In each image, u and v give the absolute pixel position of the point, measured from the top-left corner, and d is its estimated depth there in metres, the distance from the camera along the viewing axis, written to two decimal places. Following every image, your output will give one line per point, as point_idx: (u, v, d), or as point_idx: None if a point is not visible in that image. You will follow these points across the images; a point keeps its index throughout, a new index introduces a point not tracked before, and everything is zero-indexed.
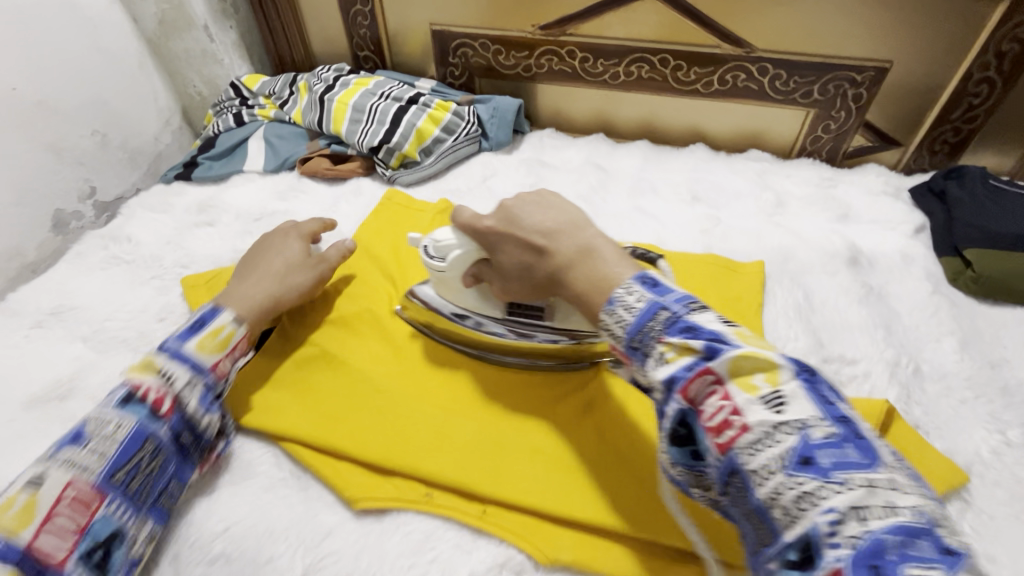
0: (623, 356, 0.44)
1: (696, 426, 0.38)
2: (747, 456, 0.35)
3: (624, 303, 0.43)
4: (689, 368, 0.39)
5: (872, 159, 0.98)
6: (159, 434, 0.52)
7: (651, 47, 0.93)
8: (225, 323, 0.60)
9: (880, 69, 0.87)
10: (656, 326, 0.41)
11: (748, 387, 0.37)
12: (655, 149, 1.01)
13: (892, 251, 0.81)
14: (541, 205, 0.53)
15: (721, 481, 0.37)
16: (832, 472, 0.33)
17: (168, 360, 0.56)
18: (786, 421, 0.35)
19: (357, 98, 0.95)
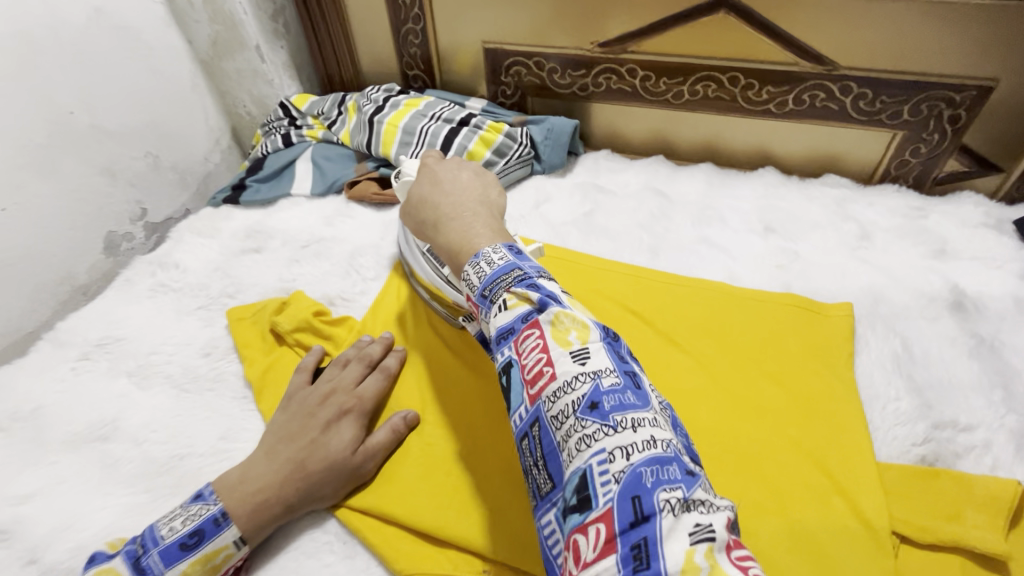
0: (474, 305, 0.49)
1: (515, 376, 0.43)
2: (550, 403, 0.40)
3: (484, 260, 0.49)
4: (522, 318, 0.44)
5: (967, 185, 0.88)
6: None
7: (720, 65, 0.86)
8: (225, 544, 0.48)
9: (984, 88, 0.78)
10: (507, 280, 0.47)
11: (563, 341, 0.42)
12: (720, 173, 0.94)
13: (1002, 294, 0.71)
14: (456, 181, 0.61)
15: (526, 430, 0.42)
16: (610, 415, 0.38)
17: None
18: (585, 371, 0.40)
19: (407, 120, 0.91)
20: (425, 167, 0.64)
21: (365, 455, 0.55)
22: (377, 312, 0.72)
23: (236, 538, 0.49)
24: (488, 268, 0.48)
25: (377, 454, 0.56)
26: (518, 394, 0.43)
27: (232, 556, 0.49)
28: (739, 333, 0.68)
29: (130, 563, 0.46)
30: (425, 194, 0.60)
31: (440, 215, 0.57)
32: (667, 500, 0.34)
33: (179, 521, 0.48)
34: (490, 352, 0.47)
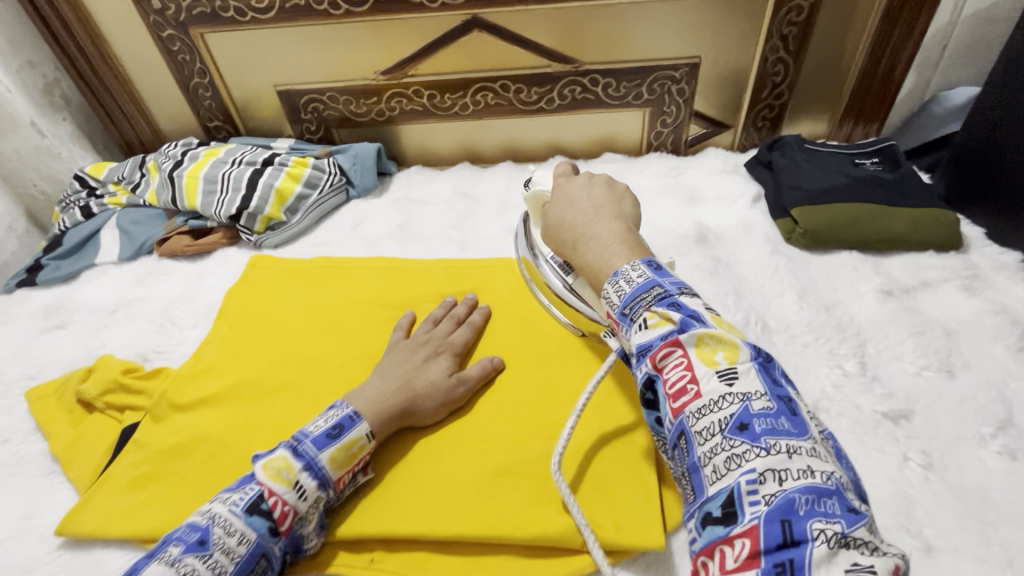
0: (613, 322, 0.50)
1: (658, 390, 0.44)
2: (694, 419, 0.41)
3: (626, 277, 0.50)
4: (664, 335, 0.45)
5: (710, 143, 1.08)
6: (273, 550, 0.49)
7: (489, 76, 0.98)
8: (360, 435, 0.56)
9: (692, 65, 0.97)
10: (648, 297, 0.48)
11: (709, 361, 0.43)
12: (518, 168, 1.05)
13: (734, 223, 0.88)
14: (607, 189, 0.62)
15: (672, 442, 0.44)
16: (762, 437, 0.39)
17: (304, 470, 0.52)
18: (733, 393, 0.41)
19: (207, 169, 0.93)
20: (557, 187, 0.64)
21: (456, 381, 0.63)
22: (196, 357, 0.73)
23: (368, 431, 0.56)
24: (627, 288, 0.49)
25: (470, 385, 0.64)
26: (663, 406, 0.44)
27: (365, 447, 0.56)
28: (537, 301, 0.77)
29: (290, 450, 0.52)
30: (561, 216, 0.61)
31: (579, 237, 0.58)
32: (821, 530, 0.34)
33: (322, 419, 0.55)
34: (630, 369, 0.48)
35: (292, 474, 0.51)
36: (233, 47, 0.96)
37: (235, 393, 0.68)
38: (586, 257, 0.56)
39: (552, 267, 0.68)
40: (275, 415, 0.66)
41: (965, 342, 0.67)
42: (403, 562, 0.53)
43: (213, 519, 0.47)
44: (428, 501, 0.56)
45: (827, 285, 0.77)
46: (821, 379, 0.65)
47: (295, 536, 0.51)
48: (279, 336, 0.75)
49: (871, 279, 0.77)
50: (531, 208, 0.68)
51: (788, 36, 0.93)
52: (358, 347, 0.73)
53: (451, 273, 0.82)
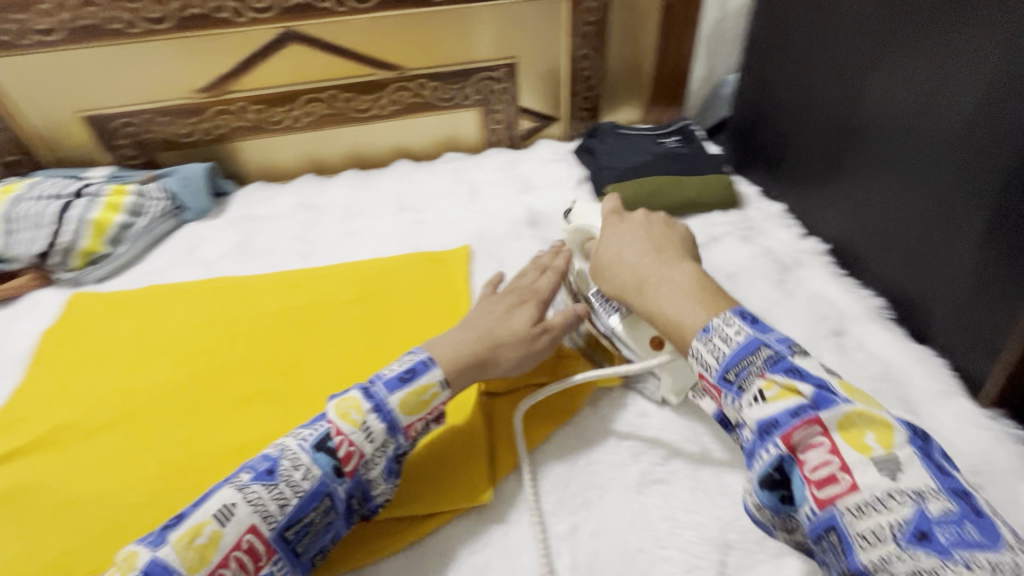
0: (713, 387, 0.49)
1: (795, 470, 0.42)
2: (852, 518, 0.39)
3: (721, 333, 0.49)
4: (792, 411, 0.43)
5: (542, 135, 1.17)
6: (338, 490, 0.50)
7: (315, 87, 0.99)
8: (432, 381, 0.56)
9: (509, 65, 1.05)
10: (756, 361, 0.46)
11: (862, 447, 0.41)
12: (363, 175, 1.07)
13: (562, 205, 0.97)
14: (656, 230, 0.64)
15: (815, 535, 0.41)
16: (952, 550, 0.35)
17: (372, 411, 0.53)
18: (900, 490, 0.38)
19: (4, 209, 0.85)
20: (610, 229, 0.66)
21: None
22: (6, 409, 0.67)
23: (440, 378, 0.57)
24: (742, 370, 0.46)
25: None
26: (799, 492, 0.42)
27: (439, 394, 0.56)
28: (380, 301, 0.80)
29: (362, 392, 0.55)
30: (614, 257, 0.62)
31: (644, 278, 0.58)
32: None
33: (398, 364, 0.58)
34: (745, 444, 0.46)
35: (359, 415, 0.53)
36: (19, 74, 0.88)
37: (55, 437, 0.64)
38: (659, 303, 0.56)
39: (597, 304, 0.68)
40: (101, 452, 0.63)
41: (740, 283, 0.81)
42: None
43: (284, 450, 0.51)
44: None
45: None
46: None
47: (362, 481, 0.52)
48: (104, 373, 0.71)
49: None
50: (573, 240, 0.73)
51: (587, 34, 1.04)
52: (195, 368, 0.71)
53: (294, 282, 0.83)
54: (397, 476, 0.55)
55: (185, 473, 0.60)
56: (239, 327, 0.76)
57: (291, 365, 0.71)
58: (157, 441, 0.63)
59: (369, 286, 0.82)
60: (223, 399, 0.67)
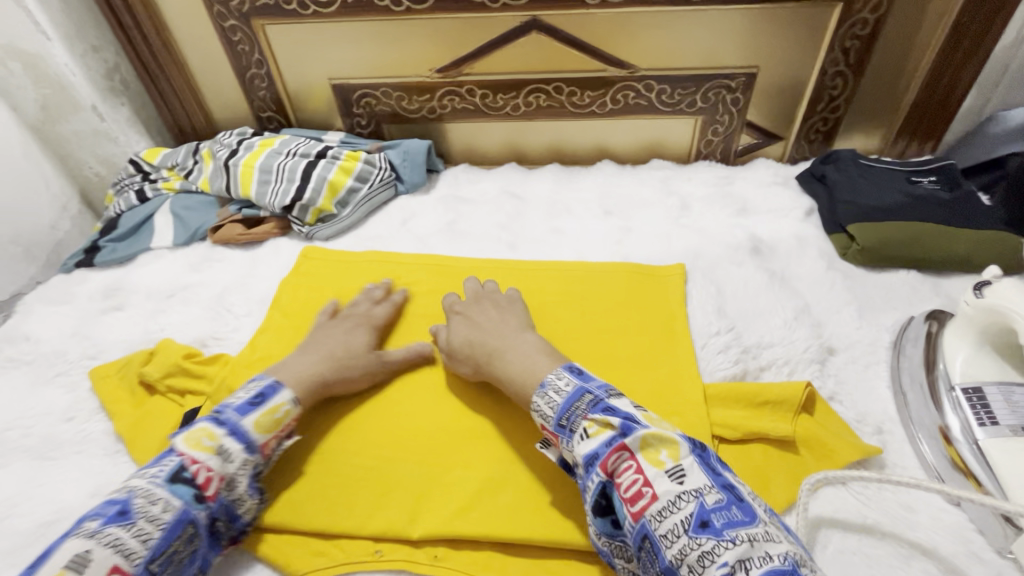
0: (552, 435, 0.53)
1: (613, 496, 0.46)
2: (656, 523, 0.43)
3: (554, 388, 0.54)
4: (607, 442, 0.48)
5: (760, 153, 1.07)
6: (200, 516, 0.49)
7: (543, 78, 0.98)
8: (283, 402, 0.58)
9: (749, 75, 0.96)
10: (581, 406, 0.52)
11: (657, 461, 0.46)
12: (566, 171, 1.05)
13: (789, 236, 0.87)
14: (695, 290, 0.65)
15: (636, 547, 0.44)
16: (723, 531, 0.41)
17: (226, 436, 0.54)
18: (687, 491, 0.44)
19: (262, 160, 0.94)
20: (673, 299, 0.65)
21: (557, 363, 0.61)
22: (252, 345, 0.74)
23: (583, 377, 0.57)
24: (634, 420, 0.49)
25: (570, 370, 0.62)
26: (620, 512, 0.46)
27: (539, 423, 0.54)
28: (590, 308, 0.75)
29: (212, 421, 0.55)
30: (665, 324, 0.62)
31: None
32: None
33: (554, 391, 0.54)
34: (579, 478, 0.50)
35: (212, 441, 0.53)
36: (292, 41, 0.97)
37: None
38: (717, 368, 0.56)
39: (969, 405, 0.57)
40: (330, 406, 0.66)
41: None
42: (467, 561, 0.53)
43: (133, 492, 0.48)
44: (488, 501, 0.56)
45: (885, 303, 0.75)
46: (884, 403, 0.64)
47: (225, 503, 0.52)
48: (331, 331, 0.75)
49: (931, 300, 0.76)
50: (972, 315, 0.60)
51: (849, 49, 0.92)
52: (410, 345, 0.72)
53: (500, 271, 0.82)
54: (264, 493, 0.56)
55: (404, 445, 0.61)
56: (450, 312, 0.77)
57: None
58: (381, 408, 0.65)
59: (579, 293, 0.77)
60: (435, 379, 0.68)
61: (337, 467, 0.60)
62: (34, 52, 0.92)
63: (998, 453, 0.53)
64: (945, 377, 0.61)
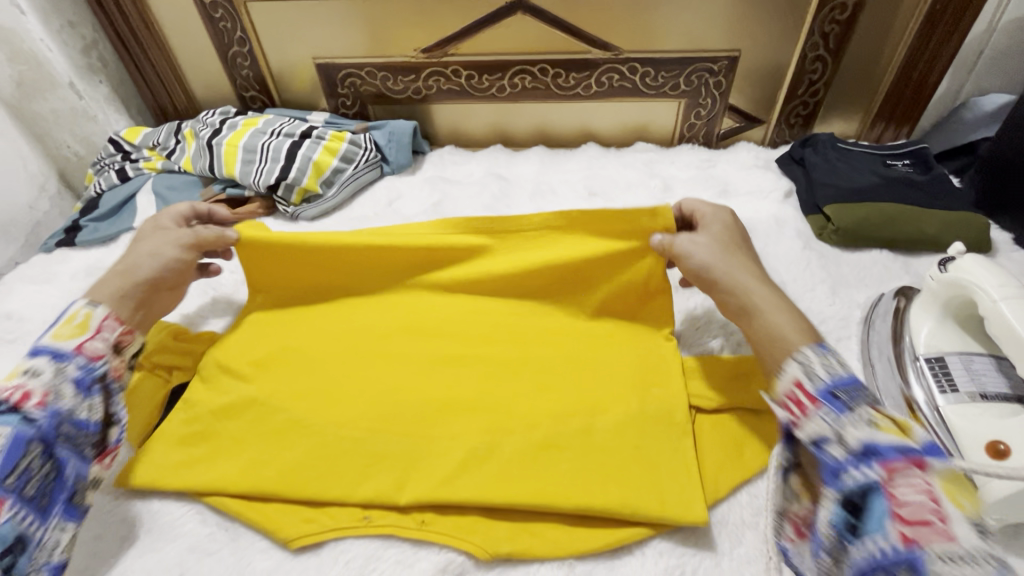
0: (808, 396, 0.48)
1: (881, 503, 0.42)
2: (940, 559, 0.38)
3: (831, 362, 0.50)
4: (902, 448, 0.43)
5: (741, 137, 1.09)
6: (33, 432, 0.52)
7: (529, 60, 0.98)
8: (80, 308, 0.60)
9: (731, 58, 0.97)
10: (866, 399, 0.47)
11: (960, 507, 0.41)
12: (551, 153, 1.06)
13: (767, 217, 0.90)
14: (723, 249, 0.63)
15: (878, 564, 0.40)
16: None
17: (32, 362, 0.56)
18: (995, 556, 0.38)
19: (246, 139, 0.94)
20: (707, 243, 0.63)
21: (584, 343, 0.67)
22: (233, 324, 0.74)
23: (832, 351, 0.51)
24: (919, 481, 0.41)
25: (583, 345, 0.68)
26: (879, 522, 0.41)
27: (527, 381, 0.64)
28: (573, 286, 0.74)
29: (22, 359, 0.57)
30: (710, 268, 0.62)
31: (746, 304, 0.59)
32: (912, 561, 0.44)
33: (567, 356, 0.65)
34: (830, 458, 0.45)
35: (19, 369, 0.55)
36: (274, 19, 0.95)
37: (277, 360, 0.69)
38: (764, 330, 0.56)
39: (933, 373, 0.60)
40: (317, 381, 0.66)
41: None
42: (453, 526, 0.55)
43: None
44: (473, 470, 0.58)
45: (858, 281, 0.78)
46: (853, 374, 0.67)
47: (60, 412, 0.54)
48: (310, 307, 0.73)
49: (900, 278, 0.79)
50: (937, 289, 0.63)
51: (829, 34, 0.94)
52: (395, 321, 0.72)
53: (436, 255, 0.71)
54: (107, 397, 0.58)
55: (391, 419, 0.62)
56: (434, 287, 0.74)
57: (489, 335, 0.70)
58: (368, 383, 0.66)
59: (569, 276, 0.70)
60: (418, 358, 0.68)
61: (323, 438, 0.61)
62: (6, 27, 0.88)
63: (957, 417, 0.56)
64: (910, 348, 0.63)
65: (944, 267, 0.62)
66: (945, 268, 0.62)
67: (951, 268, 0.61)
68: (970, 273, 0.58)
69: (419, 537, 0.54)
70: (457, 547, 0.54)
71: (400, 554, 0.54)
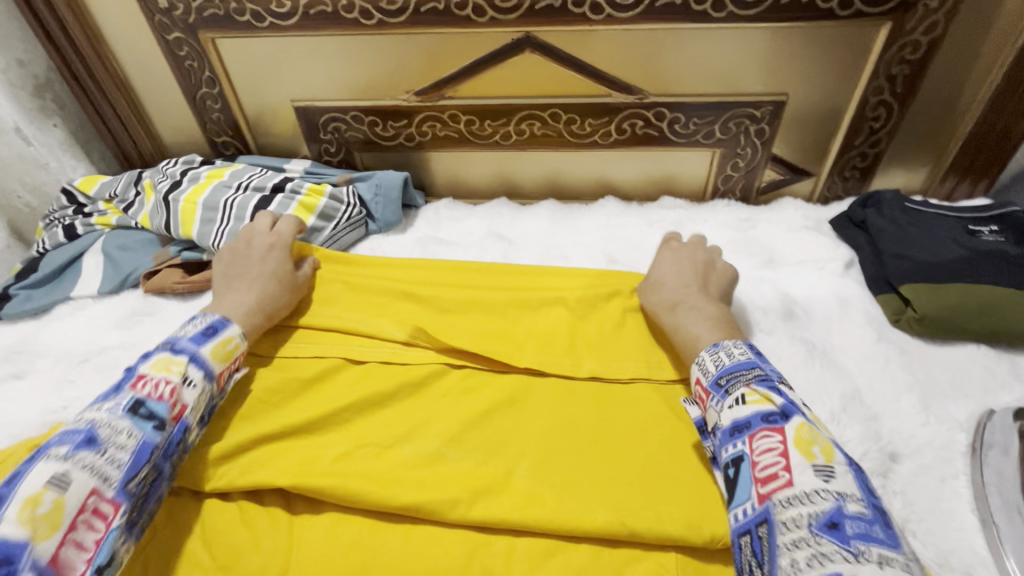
0: (703, 391, 0.52)
1: (745, 471, 0.44)
2: (783, 519, 0.40)
3: (727, 350, 0.52)
4: (764, 415, 0.46)
5: (785, 191, 0.93)
6: (163, 447, 0.49)
7: (539, 104, 0.85)
8: (233, 334, 0.58)
9: (777, 103, 0.83)
10: (747, 376, 0.49)
11: (806, 452, 0.43)
12: (563, 209, 0.92)
13: (827, 295, 0.73)
14: (675, 263, 0.67)
15: (749, 532, 0.42)
16: (853, 541, 0.38)
17: (187, 363, 0.53)
18: (828, 489, 0.40)
19: (207, 195, 0.81)
20: (660, 261, 0.68)
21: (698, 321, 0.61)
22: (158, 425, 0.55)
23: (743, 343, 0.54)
24: (730, 359, 0.51)
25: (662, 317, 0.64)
26: (743, 488, 0.44)
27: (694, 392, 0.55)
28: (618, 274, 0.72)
29: (167, 351, 0.53)
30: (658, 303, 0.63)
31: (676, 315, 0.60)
32: None
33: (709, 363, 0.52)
34: (715, 442, 0.49)
35: (179, 367, 0.52)
36: (248, 57, 0.83)
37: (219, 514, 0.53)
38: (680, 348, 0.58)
39: None
40: (260, 561, 0.49)
41: None
42: None
43: (98, 423, 0.47)
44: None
45: (954, 389, 0.61)
46: (968, 534, 0.49)
47: (187, 430, 0.52)
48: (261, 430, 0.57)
49: (1010, 385, 0.62)
50: None
51: (896, 76, 0.79)
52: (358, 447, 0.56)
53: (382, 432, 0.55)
54: (208, 424, 0.56)
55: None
56: (420, 414, 0.59)
57: (488, 476, 0.53)
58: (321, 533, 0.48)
59: (591, 291, 0.69)
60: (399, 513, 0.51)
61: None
62: None
63: None
64: None
65: None
66: None
67: None
68: None
69: None
70: None
71: None
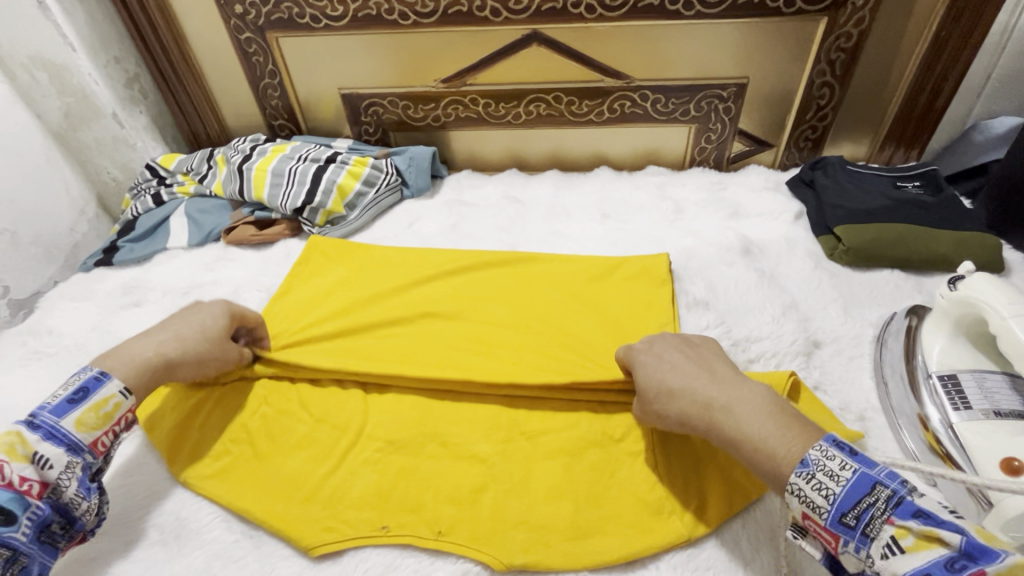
0: (826, 531, 0.45)
1: None
2: None
3: (826, 469, 0.45)
4: (944, 562, 0.39)
5: (751, 160, 1.11)
6: (16, 537, 0.49)
7: (544, 88, 1.02)
8: (111, 394, 0.57)
9: (740, 85, 1.00)
10: (878, 504, 0.43)
11: None
12: (565, 177, 1.09)
13: (778, 238, 0.91)
14: (664, 364, 0.59)
15: None
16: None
17: (42, 441, 0.53)
18: None
19: (275, 164, 0.99)
20: (639, 357, 0.62)
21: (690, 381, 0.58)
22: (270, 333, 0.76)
23: (825, 443, 0.47)
24: (838, 488, 0.44)
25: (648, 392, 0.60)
26: None
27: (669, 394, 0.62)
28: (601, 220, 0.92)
29: (25, 425, 0.53)
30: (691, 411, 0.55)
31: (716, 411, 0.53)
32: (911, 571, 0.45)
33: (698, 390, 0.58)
34: None
35: (27, 449, 0.52)
36: (304, 53, 1.01)
37: (312, 388, 0.71)
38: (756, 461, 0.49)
39: (944, 389, 0.61)
40: (347, 415, 0.67)
41: None
42: (471, 537, 0.56)
43: None
44: (488, 496, 0.59)
45: (870, 300, 0.79)
46: (867, 391, 0.67)
47: (55, 506, 0.52)
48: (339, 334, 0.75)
49: (913, 297, 0.79)
50: (949, 309, 0.63)
51: (835, 61, 0.96)
52: (412, 346, 0.74)
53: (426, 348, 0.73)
54: (100, 491, 0.56)
55: (415, 451, 0.63)
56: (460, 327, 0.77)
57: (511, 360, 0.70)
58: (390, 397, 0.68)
59: None
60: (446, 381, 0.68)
61: (349, 466, 0.63)
62: (59, 62, 0.96)
63: (972, 435, 0.56)
64: (924, 366, 0.64)
65: (955, 287, 0.62)
66: (954, 288, 0.62)
67: (961, 289, 0.61)
68: (977, 292, 0.59)
69: (437, 548, 0.56)
70: (476, 557, 0.55)
71: (419, 564, 0.55)
